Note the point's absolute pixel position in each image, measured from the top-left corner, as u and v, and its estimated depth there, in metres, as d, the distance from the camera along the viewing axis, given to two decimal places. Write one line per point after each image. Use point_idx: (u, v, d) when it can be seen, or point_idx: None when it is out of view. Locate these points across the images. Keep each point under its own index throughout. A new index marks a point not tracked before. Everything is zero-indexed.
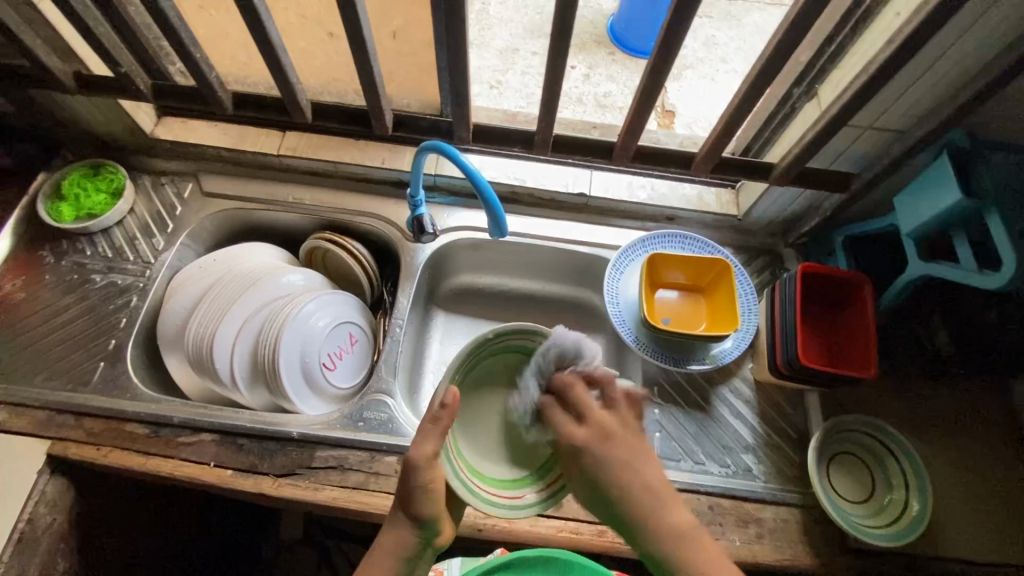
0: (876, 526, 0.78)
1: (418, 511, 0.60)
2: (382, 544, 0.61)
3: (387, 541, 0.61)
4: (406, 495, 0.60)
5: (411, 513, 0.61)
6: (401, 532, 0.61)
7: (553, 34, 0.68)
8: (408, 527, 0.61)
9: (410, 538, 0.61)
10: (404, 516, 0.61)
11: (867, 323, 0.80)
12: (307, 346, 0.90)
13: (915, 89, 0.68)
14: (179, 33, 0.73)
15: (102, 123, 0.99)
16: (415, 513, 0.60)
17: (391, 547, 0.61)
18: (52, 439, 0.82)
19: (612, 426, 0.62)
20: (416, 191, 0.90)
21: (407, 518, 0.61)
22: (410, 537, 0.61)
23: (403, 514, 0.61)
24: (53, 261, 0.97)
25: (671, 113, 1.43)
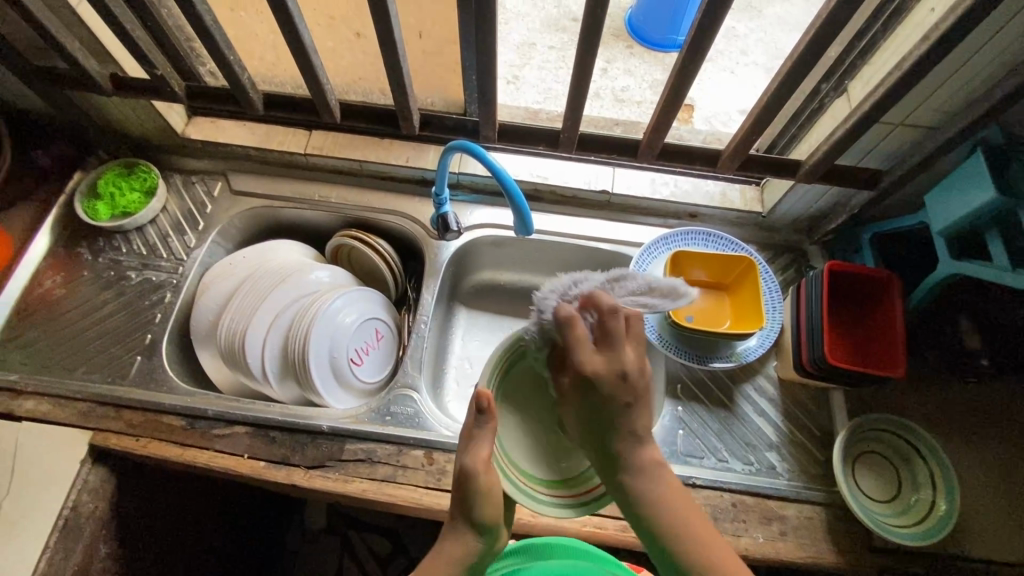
0: (902, 525, 0.78)
1: (475, 516, 0.56)
2: (446, 556, 0.56)
3: (445, 554, 0.57)
4: (463, 500, 0.56)
5: (470, 520, 0.57)
6: (463, 540, 0.57)
7: (583, 33, 0.68)
8: (469, 533, 0.57)
9: (473, 548, 0.57)
10: (463, 524, 0.57)
11: (896, 322, 0.79)
12: (335, 342, 0.92)
13: (948, 85, 0.67)
14: (214, 37, 0.75)
15: (136, 123, 1.02)
16: (472, 518, 0.56)
17: (455, 556, 0.57)
18: (94, 430, 0.85)
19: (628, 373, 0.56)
20: (441, 189, 0.92)
21: (468, 524, 0.57)
22: (473, 545, 0.57)
23: (461, 521, 0.57)
24: (91, 258, 1.00)
25: (691, 107, 1.42)
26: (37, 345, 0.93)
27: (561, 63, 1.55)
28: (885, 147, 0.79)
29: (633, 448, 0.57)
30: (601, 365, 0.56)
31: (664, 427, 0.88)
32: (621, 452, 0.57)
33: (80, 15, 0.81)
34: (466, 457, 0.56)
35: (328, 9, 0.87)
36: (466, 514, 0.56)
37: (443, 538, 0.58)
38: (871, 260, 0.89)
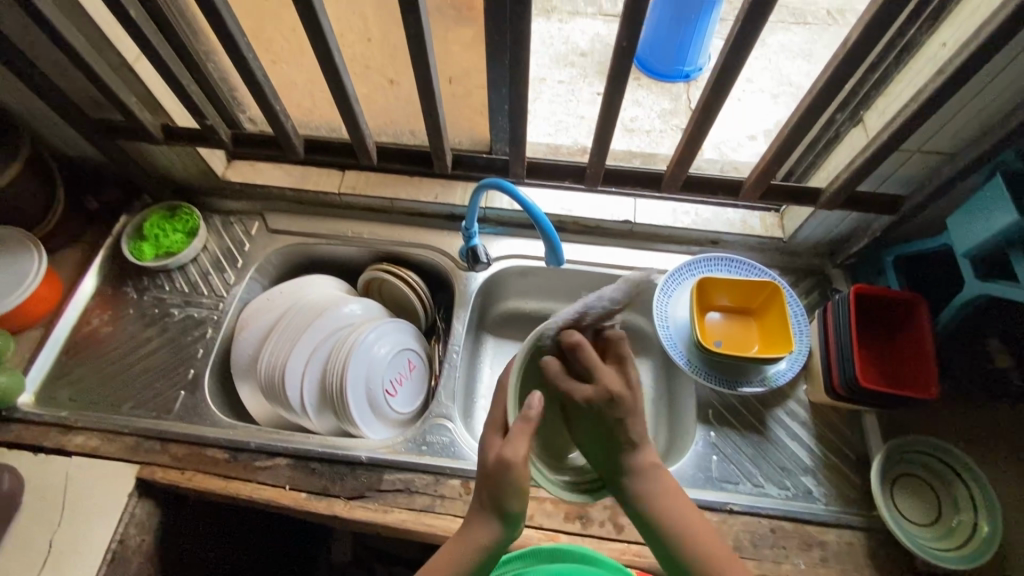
0: (947, 548, 0.77)
1: (506, 506, 0.57)
2: (471, 541, 0.58)
3: (471, 537, 0.59)
4: (494, 489, 0.57)
5: (499, 510, 0.58)
6: (488, 529, 0.59)
7: (611, 76, 0.73)
8: (494, 524, 0.59)
9: (497, 533, 0.58)
10: (488, 512, 0.59)
11: (927, 344, 0.80)
12: (370, 372, 0.94)
13: (963, 113, 0.70)
14: (263, 89, 0.80)
15: (180, 169, 1.08)
16: (499, 509, 0.58)
17: (476, 543, 0.58)
18: (140, 463, 0.88)
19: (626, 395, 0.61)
20: (471, 224, 0.96)
21: (495, 512, 0.58)
22: (496, 534, 0.58)
23: (488, 510, 0.59)
24: (136, 296, 1.04)
25: None
26: (87, 381, 0.97)
27: (571, 97, 1.61)
28: (903, 172, 0.82)
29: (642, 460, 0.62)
30: (593, 391, 0.60)
31: (697, 453, 0.89)
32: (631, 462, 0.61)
33: (139, 72, 0.87)
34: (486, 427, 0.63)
35: (364, 60, 0.92)
36: (495, 506, 0.58)
37: (470, 522, 0.60)
38: (895, 281, 0.91)
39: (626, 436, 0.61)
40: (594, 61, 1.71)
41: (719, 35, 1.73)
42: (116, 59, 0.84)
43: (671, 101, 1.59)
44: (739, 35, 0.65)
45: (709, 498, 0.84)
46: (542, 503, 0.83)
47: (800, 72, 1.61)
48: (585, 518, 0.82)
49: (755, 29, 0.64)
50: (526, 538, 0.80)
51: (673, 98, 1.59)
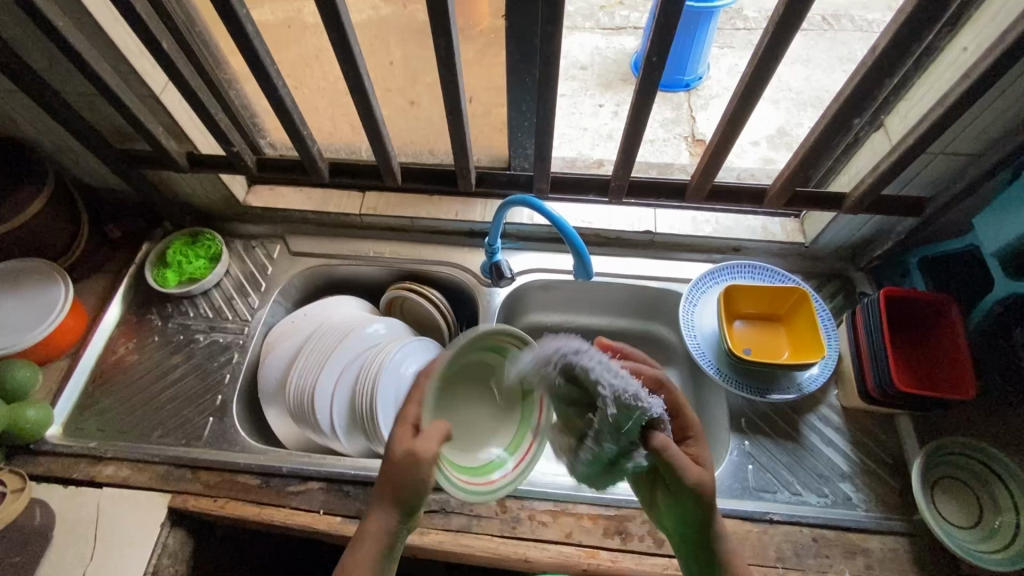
0: (990, 550, 0.76)
1: (405, 500, 0.61)
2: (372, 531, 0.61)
3: (378, 515, 0.62)
4: (397, 485, 0.60)
5: (401, 503, 0.61)
6: (388, 519, 0.62)
7: (637, 93, 0.74)
8: (392, 514, 0.62)
9: (396, 522, 0.62)
10: (389, 505, 0.62)
11: (960, 344, 0.80)
12: (399, 392, 0.94)
13: (989, 114, 0.71)
14: (292, 115, 0.80)
15: (201, 195, 1.08)
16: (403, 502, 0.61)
17: (377, 535, 0.62)
18: (172, 492, 0.87)
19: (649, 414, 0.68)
20: (494, 240, 0.96)
21: (398, 507, 0.62)
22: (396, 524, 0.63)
23: (389, 503, 0.62)
24: (160, 323, 1.05)
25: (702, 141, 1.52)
26: (114, 411, 0.97)
27: (574, 110, 1.62)
28: (927, 174, 0.82)
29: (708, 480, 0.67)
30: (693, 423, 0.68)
31: (732, 463, 0.88)
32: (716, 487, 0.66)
33: (166, 101, 0.88)
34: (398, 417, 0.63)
35: None
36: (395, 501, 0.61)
37: (371, 511, 0.63)
38: (922, 282, 0.91)
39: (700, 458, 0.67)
40: (595, 74, 1.72)
41: (716, 43, 1.75)
42: (143, 90, 0.85)
43: (673, 109, 1.60)
44: (768, 47, 0.66)
45: (747, 509, 0.83)
46: (580, 520, 0.82)
47: (799, 77, 1.63)
48: (625, 533, 0.81)
49: (784, 39, 0.65)
50: (566, 556, 0.79)
51: (674, 107, 1.60)
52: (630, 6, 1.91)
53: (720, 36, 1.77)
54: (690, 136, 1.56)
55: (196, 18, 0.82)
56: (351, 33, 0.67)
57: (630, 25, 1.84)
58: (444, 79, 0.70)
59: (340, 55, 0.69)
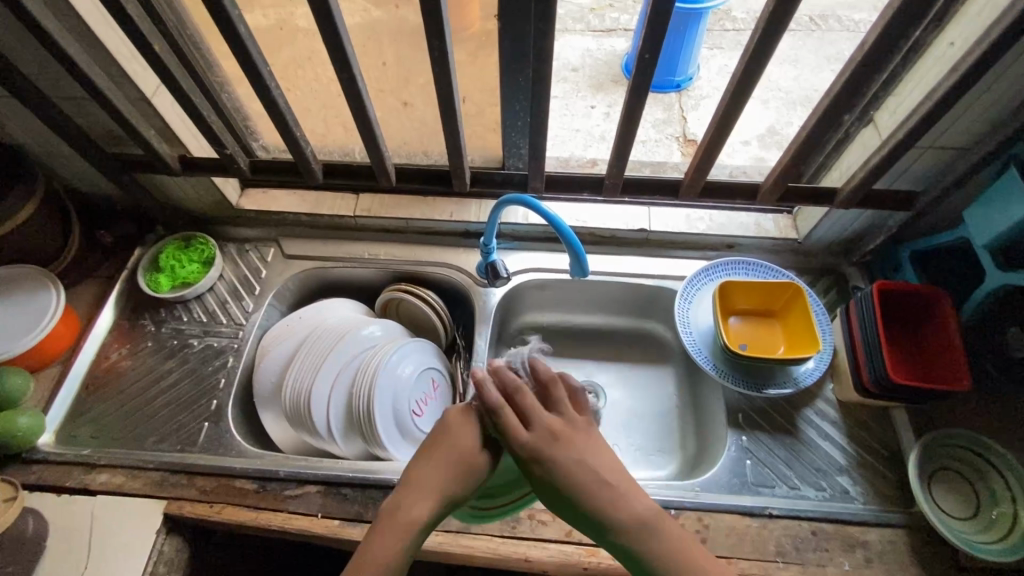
0: (991, 540, 0.77)
1: (459, 491, 0.57)
2: (419, 513, 0.55)
3: (419, 496, 0.56)
4: (461, 469, 0.58)
5: (450, 494, 0.57)
6: (430, 508, 0.56)
7: (630, 90, 0.74)
8: (435, 503, 0.56)
9: (431, 517, 0.56)
10: (442, 491, 0.57)
11: (952, 336, 0.81)
12: (396, 394, 0.93)
13: (979, 106, 0.72)
14: (284, 116, 0.79)
15: (194, 198, 1.08)
16: (458, 491, 0.57)
17: (420, 522, 0.55)
18: (168, 499, 0.86)
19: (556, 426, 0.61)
20: (490, 240, 0.96)
21: (449, 497, 0.57)
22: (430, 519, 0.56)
23: (440, 492, 0.57)
24: (154, 328, 1.04)
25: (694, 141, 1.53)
26: (107, 418, 0.96)
27: (566, 111, 1.63)
28: (918, 168, 0.83)
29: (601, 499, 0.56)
30: (532, 437, 0.59)
31: (730, 459, 0.88)
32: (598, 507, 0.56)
33: (157, 104, 0.87)
34: (454, 415, 0.61)
35: None
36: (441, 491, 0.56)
37: (407, 496, 0.56)
38: (914, 275, 0.92)
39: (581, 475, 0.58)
40: (586, 75, 1.73)
41: (706, 44, 1.77)
42: (134, 93, 0.84)
43: (665, 110, 1.61)
44: (759, 43, 0.66)
45: (747, 504, 0.83)
46: None
47: (788, 77, 1.64)
48: None
49: (776, 35, 0.65)
50: (566, 554, 0.79)
51: (666, 107, 1.61)
52: (620, 8, 1.92)
53: (710, 37, 1.78)
54: (682, 136, 1.57)
55: (186, 20, 0.81)
56: (344, 33, 0.67)
57: (620, 27, 1.86)
58: (438, 78, 0.70)
59: (333, 54, 0.68)
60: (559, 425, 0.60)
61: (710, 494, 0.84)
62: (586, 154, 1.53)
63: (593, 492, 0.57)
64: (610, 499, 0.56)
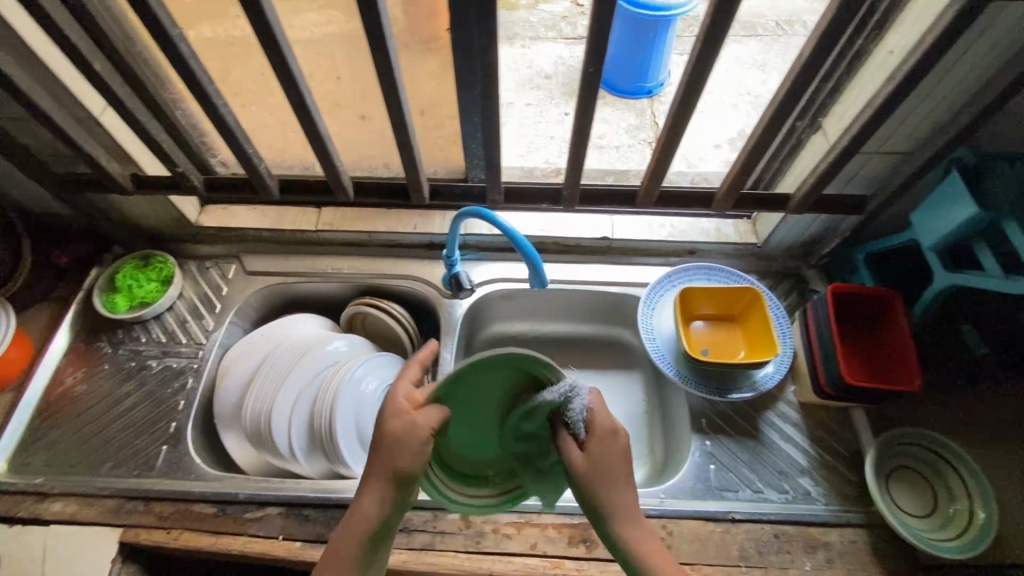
0: (946, 538, 0.78)
1: (397, 469, 0.57)
2: (369, 504, 0.57)
3: (371, 485, 0.58)
4: (388, 446, 0.57)
5: (392, 474, 0.57)
6: (381, 494, 0.57)
7: (578, 109, 0.74)
8: (385, 487, 0.57)
9: (386, 499, 0.57)
10: (383, 477, 0.57)
11: (905, 337, 0.82)
12: (359, 410, 0.92)
13: (918, 112, 0.74)
14: (234, 133, 0.78)
15: (151, 216, 1.05)
16: (395, 470, 0.57)
17: (374, 510, 0.57)
18: (123, 526, 0.85)
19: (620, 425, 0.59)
20: (452, 252, 0.96)
21: (391, 480, 0.57)
22: (387, 501, 0.57)
23: (381, 475, 0.57)
24: (111, 350, 1.01)
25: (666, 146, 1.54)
26: (60, 445, 0.93)
27: (540, 119, 1.64)
28: (866, 172, 0.85)
29: (625, 494, 0.58)
30: (602, 421, 0.58)
31: (695, 465, 0.89)
32: (617, 499, 0.58)
33: (104, 123, 0.85)
34: (388, 396, 0.61)
35: (335, 98, 0.93)
36: (389, 468, 0.57)
37: (361, 491, 0.58)
38: (869, 277, 0.93)
39: (620, 474, 0.58)
40: (559, 83, 1.74)
41: (675, 51, 1.79)
42: (80, 112, 0.83)
43: (636, 116, 1.63)
44: (700, 55, 0.66)
45: (711, 509, 0.84)
46: (545, 530, 0.81)
47: (755, 81, 1.67)
48: (590, 540, 0.80)
49: (714, 49, 0.65)
50: (531, 567, 0.79)
51: (638, 114, 1.63)
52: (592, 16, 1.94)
53: (680, 43, 1.80)
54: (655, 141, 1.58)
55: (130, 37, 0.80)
56: (287, 49, 0.66)
57: None
58: (386, 93, 0.70)
59: (278, 70, 0.68)
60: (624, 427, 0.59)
61: (674, 501, 0.85)
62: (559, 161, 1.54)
63: (616, 487, 0.57)
64: (625, 495, 0.58)
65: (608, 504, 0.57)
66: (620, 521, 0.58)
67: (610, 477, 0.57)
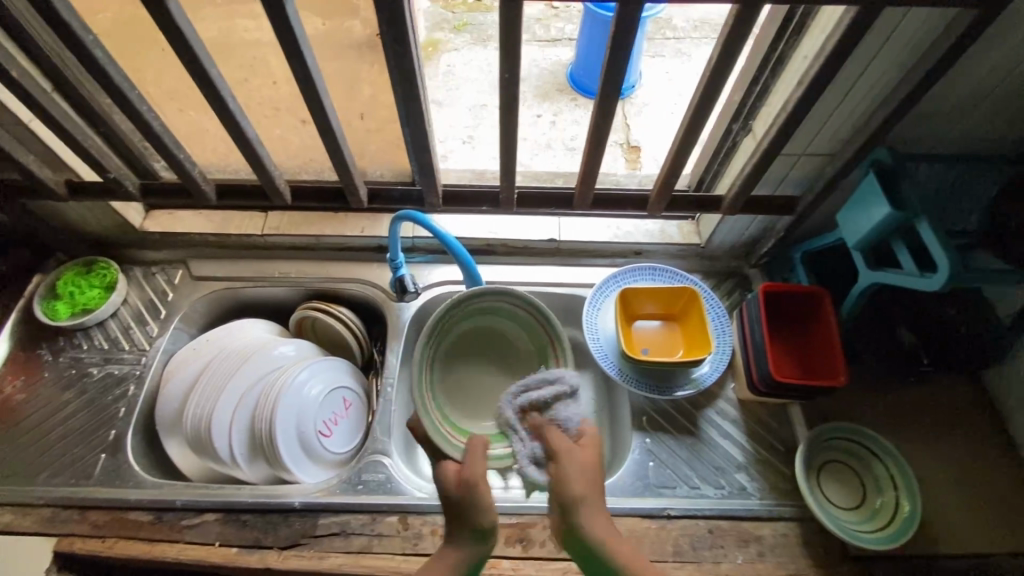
0: (868, 531, 0.80)
1: (477, 521, 0.59)
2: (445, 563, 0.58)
3: (448, 553, 0.59)
4: (464, 506, 0.60)
5: (468, 527, 0.59)
6: (460, 549, 0.59)
7: (501, 117, 0.74)
8: (465, 544, 0.59)
9: (473, 555, 0.59)
10: (458, 532, 0.60)
11: (833, 334, 0.84)
12: (302, 415, 0.92)
13: (834, 115, 0.76)
14: (162, 139, 0.78)
15: (92, 223, 1.04)
16: (474, 523, 0.59)
17: (452, 564, 0.58)
18: (58, 536, 0.85)
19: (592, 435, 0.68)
20: (396, 255, 0.96)
21: (471, 533, 0.59)
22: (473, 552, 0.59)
23: (459, 532, 0.60)
24: (51, 358, 1.00)
25: (637, 148, 1.55)
26: None
27: None
28: (794, 173, 0.87)
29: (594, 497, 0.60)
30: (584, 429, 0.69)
31: (635, 462, 0.90)
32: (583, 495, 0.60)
33: (34, 129, 0.84)
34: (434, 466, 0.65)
35: (273, 102, 0.93)
36: (465, 523, 0.59)
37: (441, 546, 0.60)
38: (804, 276, 0.95)
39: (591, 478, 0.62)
40: (532, 85, 1.75)
41: (647, 52, 1.79)
42: (9, 119, 0.82)
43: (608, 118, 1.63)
44: (612, 61, 0.67)
45: (647, 506, 0.85)
46: None
47: None
48: (526, 540, 0.81)
49: (624, 55, 0.66)
50: None
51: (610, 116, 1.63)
52: (566, 18, 1.95)
53: (651, 45, 1.82)
54: (625, 143, 1.60)
55: None
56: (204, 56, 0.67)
57: (565, 37, 1.88)
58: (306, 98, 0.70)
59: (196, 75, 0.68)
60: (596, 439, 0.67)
61: (612, 499, 0.86)
62: (529, 164, 1.55)
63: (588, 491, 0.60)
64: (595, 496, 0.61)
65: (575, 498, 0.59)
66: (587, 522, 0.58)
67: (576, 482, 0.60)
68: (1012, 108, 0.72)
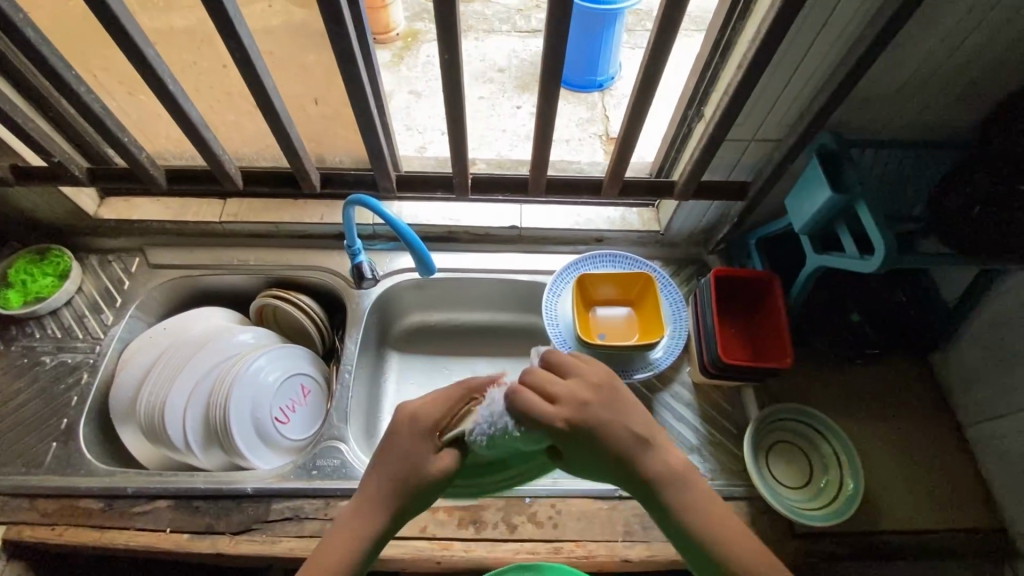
0: (813, 508, 0.82)
1: (400, 502, 0.56)
2: (357, 534, 0.55)
3: (354, 529, 0.56)
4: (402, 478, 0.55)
5: (391, 504, 0.56)
6: (373, 520, 0.56)
7: (448, 102, 0.74)
8: (381, 517, 0.56)
9: (379, 528, 0.56)
10: (376, 507, 0.56)
11: (781, 318, 0.86)
12: (258, 402, 0.92)
13: (779, 100, 0.77)
14: (105, 123, 0.77)
15: (45, 210, 1.02)
16: (394, 505, 0.56)
17: (364, 536, 0.55)
18: (7, 524, 0.84)
19: (585, 395, 0.57)
20: (354, 242, 0.97)
21: (388, 509, 0.56)
22: (381, 525, 0.56)
23: (382, 506, 0.56)
24: (2, 347, 0.99)
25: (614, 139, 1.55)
26: None
27: (492, 112, 1.64)
28: (746, 159, 0.88)
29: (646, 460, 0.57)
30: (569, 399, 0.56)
31: None
32: (643, 466, 0.57)
33: None
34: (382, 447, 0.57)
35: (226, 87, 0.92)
36: (388, 502, 0.55)
37: (353, 513, 0.57)
38: (758, 261, 0.97)
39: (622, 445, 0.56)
40: (511, 76, 1.74)
41: (626, 44, 1.79)
42: None
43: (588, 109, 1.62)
44: (552, 45, 0.67)
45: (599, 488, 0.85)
46: (435, 513, 0.82)
47: None
48: (479, 522, 0.82)
49: (564, 38, 0.66)
50: (418, 549, 0.80)
51: (589, 107, 1.62)
52: None
53: (630, 36, 1.82)
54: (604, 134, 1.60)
55: None
56: (139, 38, 0.66)
57: None
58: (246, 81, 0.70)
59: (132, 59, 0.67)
60: (587, 395, 0.57)
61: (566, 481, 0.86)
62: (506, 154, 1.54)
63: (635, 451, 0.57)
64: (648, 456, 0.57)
65: (660, 475, 0.57)
66: (666, 490, 0.57)
67: (620, 455, 0.56)
68: (946, 95, 0.74)
